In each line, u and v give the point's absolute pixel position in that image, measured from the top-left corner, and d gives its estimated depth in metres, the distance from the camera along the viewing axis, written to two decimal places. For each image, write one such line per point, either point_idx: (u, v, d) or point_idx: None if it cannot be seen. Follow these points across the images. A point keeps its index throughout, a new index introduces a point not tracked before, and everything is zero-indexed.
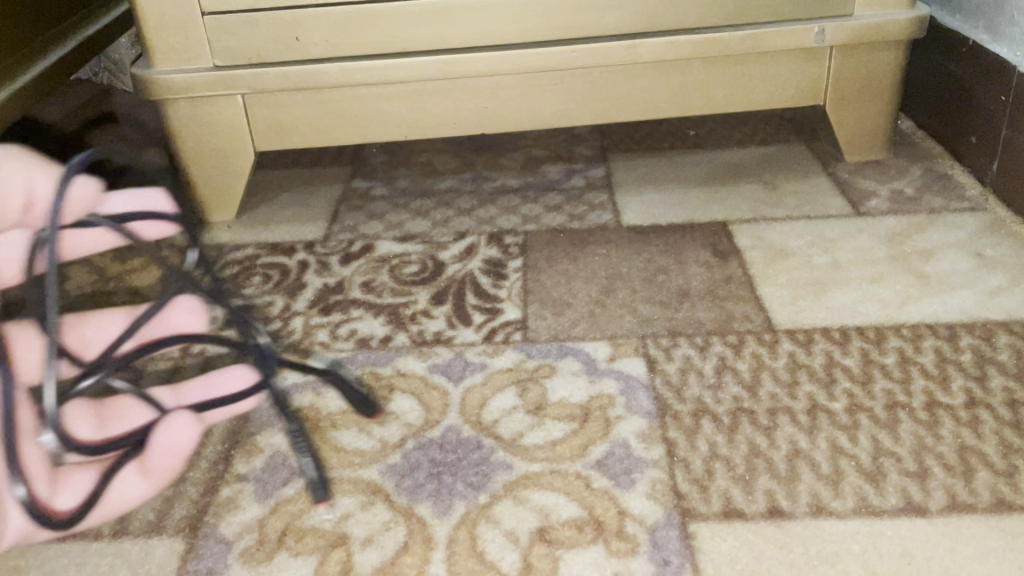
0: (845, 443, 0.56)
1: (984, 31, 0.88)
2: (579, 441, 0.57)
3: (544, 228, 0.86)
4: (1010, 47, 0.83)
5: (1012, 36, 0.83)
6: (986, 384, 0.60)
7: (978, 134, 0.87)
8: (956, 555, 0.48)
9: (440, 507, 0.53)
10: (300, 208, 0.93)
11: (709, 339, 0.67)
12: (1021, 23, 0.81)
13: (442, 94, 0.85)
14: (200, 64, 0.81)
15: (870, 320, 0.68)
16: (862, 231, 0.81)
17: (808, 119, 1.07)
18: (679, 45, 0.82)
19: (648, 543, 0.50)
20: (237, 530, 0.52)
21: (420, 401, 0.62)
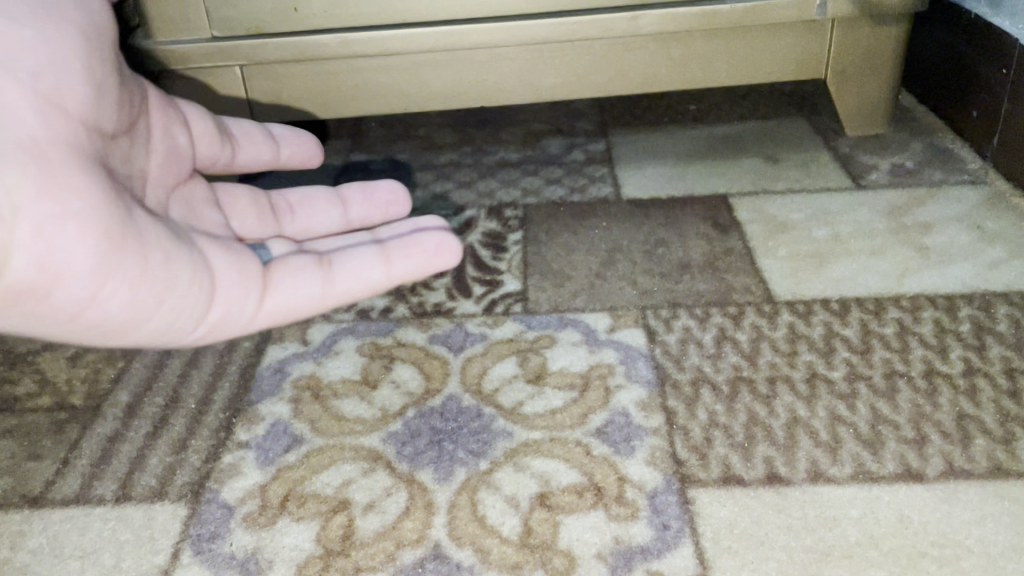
0: (844, 412, 0.56)
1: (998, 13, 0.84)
2: (579, 410, 0.58)
3: (544, 202, 0.85)
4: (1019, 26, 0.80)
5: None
6: (984, 353, 0.60)
7: (979, 108, 0.87)
8: (953, 519, 0.48)
9: (441, 473, 0.53)
10: (299, 181, 0.93)
11: (709, 310, 0.67)
12: None
13: (442, 65, 0.84)
14: (198, 35, 0.80)
15: (870, 292, 0.68)
16: (862, 204, 0.81)
17: (809, 93, 1.06)
18: (680, 18, 0.81)
19: (647, 508, 0.50)
20: (238, 496, 0.52)
21: (421, 370, 0.62)
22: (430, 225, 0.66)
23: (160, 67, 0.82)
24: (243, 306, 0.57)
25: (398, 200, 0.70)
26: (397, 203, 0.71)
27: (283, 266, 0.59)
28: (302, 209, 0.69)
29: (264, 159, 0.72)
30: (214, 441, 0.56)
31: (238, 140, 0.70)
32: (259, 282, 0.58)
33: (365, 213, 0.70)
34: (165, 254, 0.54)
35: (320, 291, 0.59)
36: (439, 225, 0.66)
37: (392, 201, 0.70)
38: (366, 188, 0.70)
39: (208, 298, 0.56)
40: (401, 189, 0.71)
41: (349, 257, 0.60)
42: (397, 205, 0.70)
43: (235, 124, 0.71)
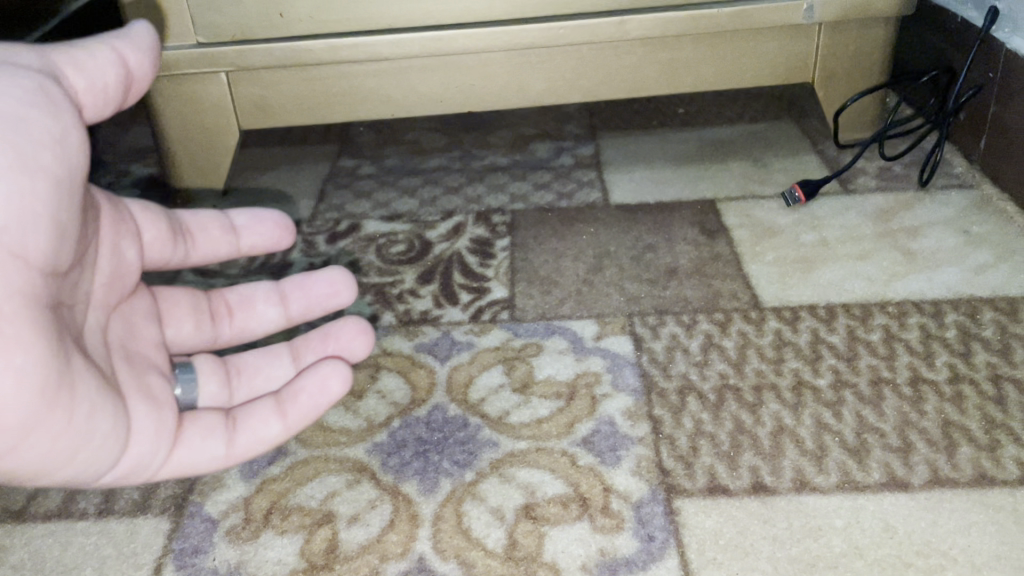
0: (829, 420, 0.56)
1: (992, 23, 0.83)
2: (565, 419, 0.58)
3: (532, 207, 0.85)
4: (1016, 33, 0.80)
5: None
6: (970, 360, 0.60)
7: (966, 111, 0.87)
8: (938, 529, 0.48)
9: (426, 485, 0.53)
10: (286, 187, 0.92)
11: (695, 317, 0.67)
12: None
13: (429, 71, 0.84)
14: (183, 40, 0.80)
15: (857, 297, 0.68)
16: (850, 208, 0.81)
17: (798, 96, 1.06)
18: (667, 22, 0.81)
19: (633, 519, 0.50)
20: (222, 509, 0.52)
21: (407, 379, 0.62)
22: (351, 339, 0.59)
23: None
24: (151, 458, 0.50)
25: (339, 291, 0.62)
26: (340, 292, 0.62)
27: (192, 423, 0.52)
28: (242, 310, 0.62)
29: (229, 248, 0.62)
30: None
31: (194, 234, 0.61)
32: (170, 432, 0.51)
33: (308, 307, 0.62)
34: (91, 409, 0.45)
35: (221, 451, 0.52)
36: (358, 333, 0.59)
37: (333, 295, 0.62)
38: (305, 280, 0.62)
39: (123, 450, 0.48)
40: (344, 276, 0.63)
41: (248, 408, 0.54)
42: (340, 295, 0.62)
43: (189, 212, 0.62)
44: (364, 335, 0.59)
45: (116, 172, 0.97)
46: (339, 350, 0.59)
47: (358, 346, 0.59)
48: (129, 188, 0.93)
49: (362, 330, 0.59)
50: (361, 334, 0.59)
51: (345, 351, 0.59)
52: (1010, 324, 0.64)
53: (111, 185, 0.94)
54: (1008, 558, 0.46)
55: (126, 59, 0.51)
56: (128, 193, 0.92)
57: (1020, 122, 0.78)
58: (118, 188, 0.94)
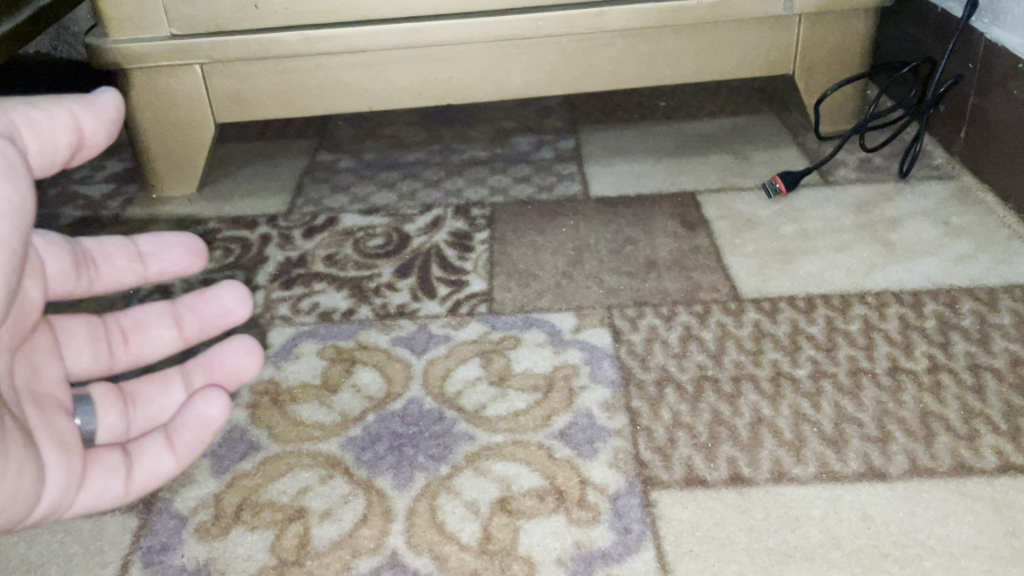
0: (808, 410, 0.56)
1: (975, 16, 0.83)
2: (542, 412, 0.57)
3: (512, 200, 0.85)
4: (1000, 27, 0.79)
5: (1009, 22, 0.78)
6: (949, 350, 0.60)
7: (947, 103, 0.87)
8: (916, 519, 0.48)
9: (400, 479, 0.52)
10: (264, 182, 0.91)
11: (675, 308, 0.67)
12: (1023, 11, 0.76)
13: (407, 63, 0.83)
14: (156, 33, 0.79)
15: (836, 288, 0.68)
16: (830, 200, 0.81)
17: (779, 89, 1.06)
18: (647, 13, 0.81)
19: (609, 512, 0.49)
20: (192, 505, 0.51)
21: (383, 373, 0.61)
22: (239, 359, 0.52)
23: (118, 66, 0.80)
24: (58, 504, 0.46)
25: (233, 309, 0.54)
26: (235, 310, 0.54)
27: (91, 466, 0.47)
28: (136, 335, 0.54)
29: (135, 279, 0.53)
30: None
31: (98, 263, 0.52)
32: (75, 479, 0.46)
33: (203, 327, 0.55)
34: (18, 470, 0.41)
35: (120, 488, 0.48)
36: (249, 351, 0.52)
37: (226, 314, 0.54)
38: (198, 299, 0.54)
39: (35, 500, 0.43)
40: (237, 290, 0.54)
41: (141, 440, 0.49)
42: (234, 313, 0.54)
43: (93, 238, 0.53)
44: (254, 355, 0.52)
45: (91, 166, 0.96)
46: (229, 375, 0.52)
47: (250, 364, 0.52)
48: (104, 183, 0.92)
49: (251, 349, 0.52)
50: (250, 353, 0.52)
51: (235, 373, 0.52)
52: (989, 313, 0.64)
53: (86, 180, 0.93)
54: (986, 547, 0.46)
55: (83, 125, 0.46)
56: (103, 188, 0.91)
57: (999, 113, 0.78)
58: (93, 182, 0.93)
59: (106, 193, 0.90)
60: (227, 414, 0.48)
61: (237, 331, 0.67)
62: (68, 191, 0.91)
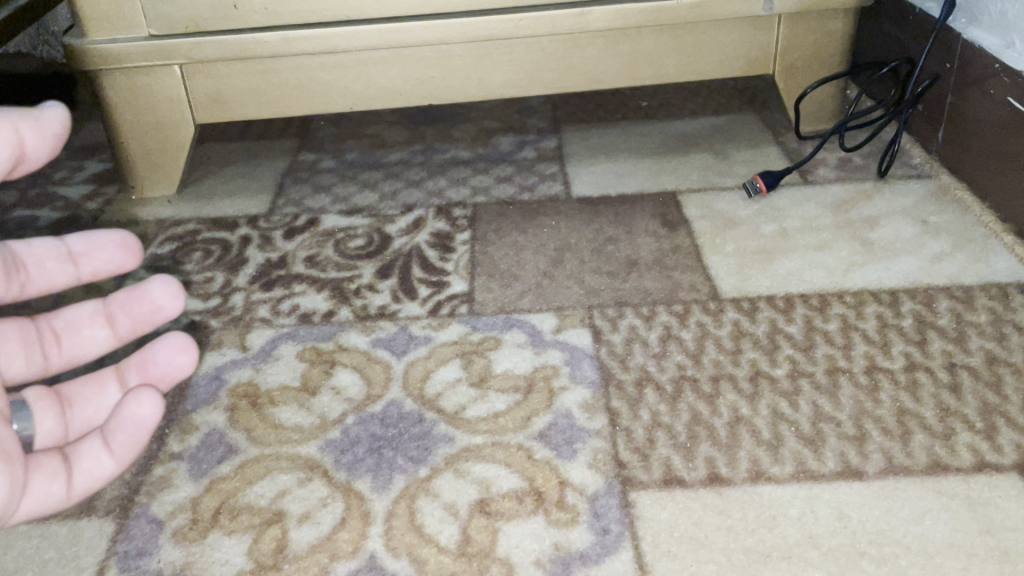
0: (785, 409, 0.56)
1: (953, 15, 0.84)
2: (522, 413, 0.57)
3: (493, 201, 0.84)
4: (977, 27, 0.80)
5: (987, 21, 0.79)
6: (926, 348, 0.61)
7: (926, 102, 0.88)
8: (892, 517, 0.48)
9: (379, 482, 0.52)
10: (244, 182, 0.91)
11: (655, 308, 0.67)
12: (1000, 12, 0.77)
13: (388, 63, 0.83)
14: (134, 33, 0.78)
15: (815, 288, 0.68)
16: (810, 199, 0.81)
17: (761, 88, 1.06)
18: (628, 12, 0.81)
19: (588, 513, 0.49)
20: (169, 509, 0.51)
21: (362, 375, 0.61)
22: (174, 356, 0.55)
23: (96, 67, 0.79)
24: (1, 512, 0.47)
25: (163, 303, 0.58)
26: (165, 304, 0.58)
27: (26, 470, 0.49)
28: (69, 336, 0.58)
29: (67, 279, 0.58)
30: (146, 453, 0.55)
31: (29, 269, 0.57)
32: (18, 487, 0.47)
33: (135, 324, 0.59)
34: None
35: (63, 494, 0.49)
36: (182, 349, 0.56)
37: (156, 309, 0.58)
38: (128, 296, 0.58)
39: None
40: (166, 286, 0.58)
41: (80, 443, 0.51)
42: (165, 308, 0.58)
43: (22, 243, 0.57)
44: (187, 352, 0.56)
45: (70, 167, 0.95)
46: (165, 373, 0.55)
47: (184, 361, 0.55)
48: (83, 183, 0.92)
49: (184, 346, 0.56)
50: (184, 349, 0.56)
51: (171, 371, 0.55)
52: (965, 312, 0.64)
53: (64, 181, 0.93)
54: (961, 545, 0.46)
55: (23, 142, 0.52)
56: (82, 189, 0.91)
57: (977, 113, 0.79)
58: (72, 183, 0.92)
59: (84, 194, 0.89)
60: (160, 410, 0.51)
61: (216, 333, 0.66)
62: (47, 192, 0.90)
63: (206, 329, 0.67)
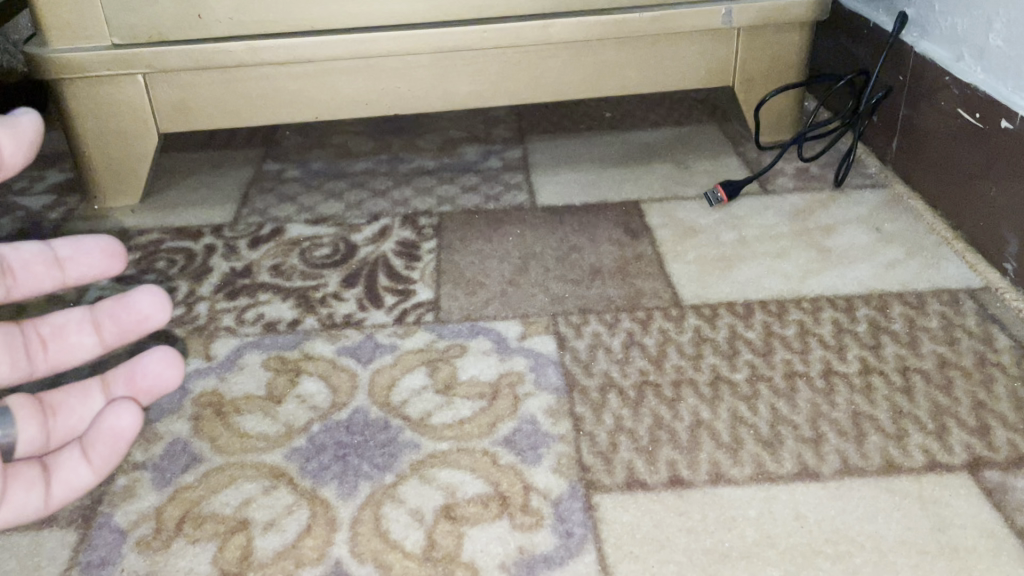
0: (745, 413, 0.57)
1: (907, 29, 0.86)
2: (487, 419, 0.58)
3: (459, 209, 0.85)
4: (928, 41, 0.83)
5: (937, 35, 0.81)
6: (880, 352, 0.62)
7: (880, 114, 0.90)
8: (846, 517, 0.50)
9: (345, 489, 0.52)
10: (209, 192, 0.91)
11: (618, 315, 0.68)
12: (949, 26, 0.79)
13: (353, 73, 0.84)
14: (96, 42, 0.78)
15: (773, 294, 0.70)
16: (769, 208, 0.83)
17: (721, 100, 1.09)
18: (590, 26, 0.82)
19: (552, 516, 0.50)
20: (133, 519, 0.50)
21: (328, 383, 0.61)
22: (161, 370, 0.57)
23: (56, 77, 0.79)
24: None
25: (151, 313, 0.62)
26: (154, 314, 0.63)
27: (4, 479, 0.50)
28: (55, 342, 0.61)
29: (54, 282, 0.64)
30: None
31: (18, 271, 0.62)
32: None
33: (122, 333, 0.62)
34: None
35: (41, 504, 0.51)
36: (170, 363, 0.58)
37: (143, 318, 0.62)
38: (117, 305, 0.62)
39: None
40: (154, 297, 0.62)
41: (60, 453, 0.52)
42: (153, 317, 0.62)
43: (10, 247, 0.62)
44: (174, 366, 0.58)
45: (30, 177, 0.94)
46: (152, 385, 0.57)
47: (172, 375, 0.58)
48: (45, 194, 0.91)
49: (171, 360, 0.58)
50: (171, 363, 0.58)
51: (158, 383, 0.57)
52: (917, 317, 0.66)
53: (25, 190, 0.92)
54: (913, 543, 0.48)
55: None
56: (43, 199, 0.89)
57: (928, 124, 0.81)
58: (33, 193, 0.91)
59: (46, 204, 0.89)
60: (139, 421, 0.54)
61: (180, 342, 0.66)
62: (7, 202, 0.89)
63: (170, 338, 0.66)
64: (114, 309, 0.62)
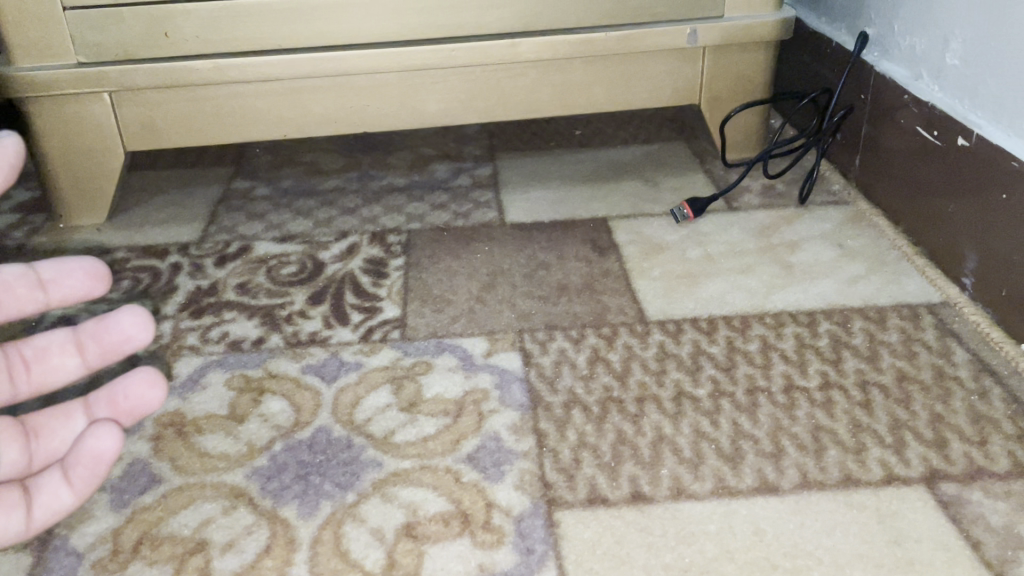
0: (707, 428, 0.58)
1: (868, 49, 0.88)
2: (450, 436, 0.58)
3: (428, 227, 0.85)
4: (889, 60, 0.84)
5: (897, 55, 0.83)
6: (840, 367, 0.63)
7: (843, 131, 0.92)
8: (805, 531, 0.50)
9: (305, 508, 0.52)
10: (176, 210, 0.90)
11: (583, 332, 0.68)
12: (908, 46, 0.81)
13: (322, 91, 0.84)
14: (63, 60, 0.78)
15: (737, 310, 0.70)
16: (734, 225, 0.84)
17: (690, 118, 1.10)
18: (557, 45, 0.83)
19: (513, 534, 0.50)
20: (90, 541, 0.50)
21: (291, 402, 0.61)
22: (143, 391, 0.56)
23: (21, 96, 0.79)
24: None
25: (133, 334, 0.60)
26: (135, 335, 0.60)
27: None
28: (38, 364, 0.60)
29: (36, 305, 0.62)
30: None
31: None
32: None
33: (104, 353, 0.61)
34: None
35: (21, 527, 0.50)
36: (152, 384, 0.56)
37: (126, 339, 0.60)
38: (98, 327, 0.60)
39: None
40: (134, 317, 0.60)
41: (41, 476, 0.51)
42: (135, 337, 0.60)
43: None
44: (157, 388, 0.56)
45: None
46: (133, 407, 0.56)
47: (154, 396, 0.56)
48: (10, 213, 0.90)
49: (153, 381, 0.56)
50: (154, 384, 0.56)
51: (140, 405, 0.56)
52: (878, 331, 0.67)
53: None
54: (869, 556, 0.48)
55: None
56: (8, 218, 0.89)
57: (889, 142, 0.83)
58: None
59: (11, 224, 0.88)
60: (119, 445, 0.51)
61: (142, 362, 0.65)
62: None
63: (132, 358, 0.66)
64: (93, 331, 0.60)
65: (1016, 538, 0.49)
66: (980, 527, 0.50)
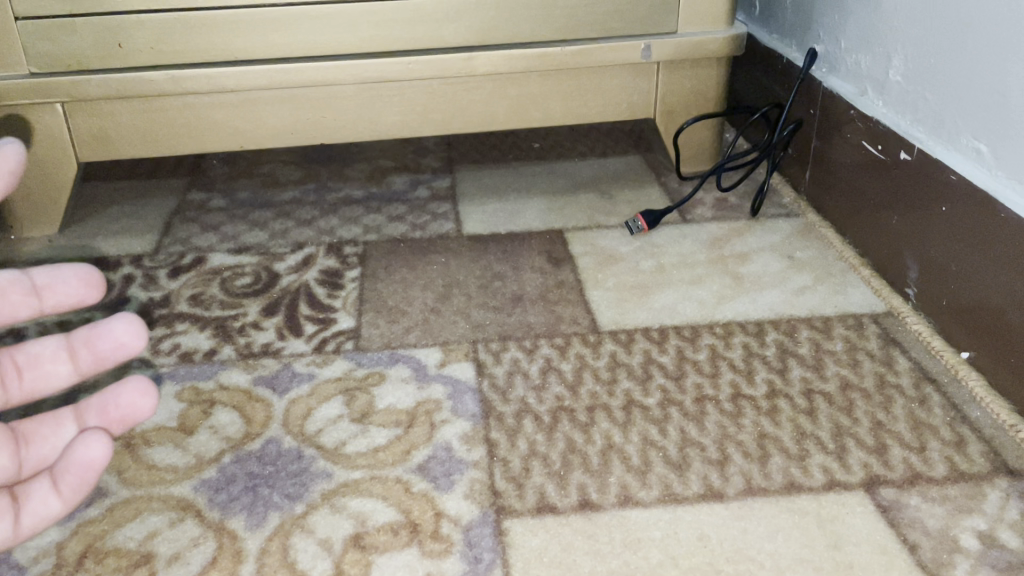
0: (655, 436, 0.59)
1: (816, 66, 0.90)
2: (402, 446, 0.58)
3: (384, 238, 0.86)
4: (836, 77, 0.86)
5: (844, 71, 0.85)
6: (786, 375, 0.65)
7: (794, 145, 0.94)
8: (747, 536, 0.51)
9: (253, 520, 0.52)
10: (131, 221, 0.90)
11: (537, 342, 0.69)
12: (853, 63, 0.83)
13: (277, 102, 0.84)
14: (14, 70, 0.77)
15: (687, 319, 0.71)
16: (687, 236, 0.85)
17: (647, 132, 1.12)
18: (514, 58, 0.84)
19: (461, 543, 0.50)
20: (32, 555, 0.49)
21: (242, 414, 0.61)
22: (134, 399, 0.55)
23: None
24: None
25: (126, 341, 0.59)
26: (128, 342, 0.59)
27: None
28: (30, 370, 0.59)
29: (30, 312, 0.61)
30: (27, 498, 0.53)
31: None
32: None
33: (97, 360, 0.60)
34: None
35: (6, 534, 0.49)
36: (144, 392, 0.55)
37: (118, 346, 0.59)
38: (91, 333, 0.59)
39: None
40: (127, 325, 0.59)
41: (29, 484, 0.50)
42: (127, 345, 0.59)
43: None
44: (149, 396, 0.55)
45: None
46: (124, 415, 0.54)
47: (145, 404, 0.55)
48: None
49: (146, 389, 0.55)
50: (146, 392, 0.55)
51: (131, 413, 0.55)
52: (823, 341, 0.69)
53: None
54: (809, 560, 0.49)
55: None
56: None
57: (836, 156, 0.85)
58: None
59: None
60: (109, 453, 0.50)
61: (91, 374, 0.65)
62: None
63: None
64: (81, 338, 0.59)
65: (951, 541, 0.51)
66: (917, 530, 0.51)
